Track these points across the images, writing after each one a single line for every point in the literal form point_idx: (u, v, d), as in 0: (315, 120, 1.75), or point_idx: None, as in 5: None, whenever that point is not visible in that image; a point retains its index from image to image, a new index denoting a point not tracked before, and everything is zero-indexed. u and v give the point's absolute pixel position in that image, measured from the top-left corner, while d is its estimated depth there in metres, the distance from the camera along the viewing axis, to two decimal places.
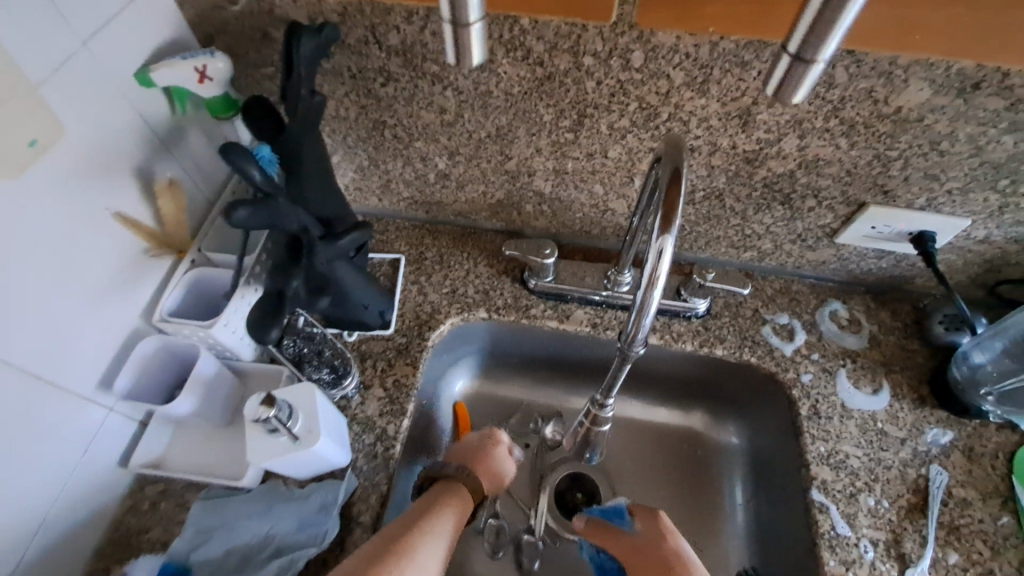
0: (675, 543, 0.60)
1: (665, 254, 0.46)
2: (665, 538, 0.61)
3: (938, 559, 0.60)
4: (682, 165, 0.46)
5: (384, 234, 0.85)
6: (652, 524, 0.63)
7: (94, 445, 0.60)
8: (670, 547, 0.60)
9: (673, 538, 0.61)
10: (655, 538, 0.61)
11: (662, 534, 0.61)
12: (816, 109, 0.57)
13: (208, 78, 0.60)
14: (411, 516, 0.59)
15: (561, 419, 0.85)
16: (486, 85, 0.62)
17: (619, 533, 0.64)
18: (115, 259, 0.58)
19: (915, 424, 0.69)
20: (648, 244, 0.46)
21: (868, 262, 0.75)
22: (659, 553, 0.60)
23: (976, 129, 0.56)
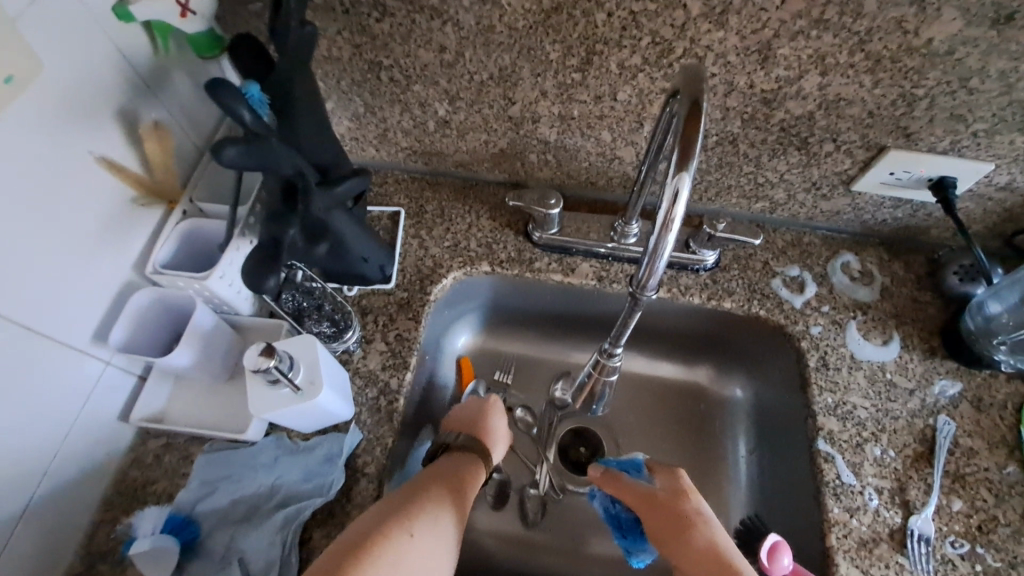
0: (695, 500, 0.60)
1: (681, 195, 0.43)
2: (685, 493, 0.61)
3: (942, 506, 0.60)
4: (702, 98, 0.43)
5: (382, 187, 0.82)
6: (672, 480, 0.63)
7: (93, 397, 0.59)
8: (690, 502, 0.60)
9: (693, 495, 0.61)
10: (674, 492, 0.61)
11: (682, 489, 0.61)
12: (842, 42, 0.53)
13: (191, 10, 0.56)
14: (422, 482, 0.59)
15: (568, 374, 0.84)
16: (488, 20, 0.58)
17: (634, 484, 0.64)
18: (102, 208, 0.56)
19: (924, 375, 0.68)
20: (664, 184, 0.43)
21: (884, 212, 0.73)
22: (677, 505, 0.60)
23: (1009, 63, 0.53)
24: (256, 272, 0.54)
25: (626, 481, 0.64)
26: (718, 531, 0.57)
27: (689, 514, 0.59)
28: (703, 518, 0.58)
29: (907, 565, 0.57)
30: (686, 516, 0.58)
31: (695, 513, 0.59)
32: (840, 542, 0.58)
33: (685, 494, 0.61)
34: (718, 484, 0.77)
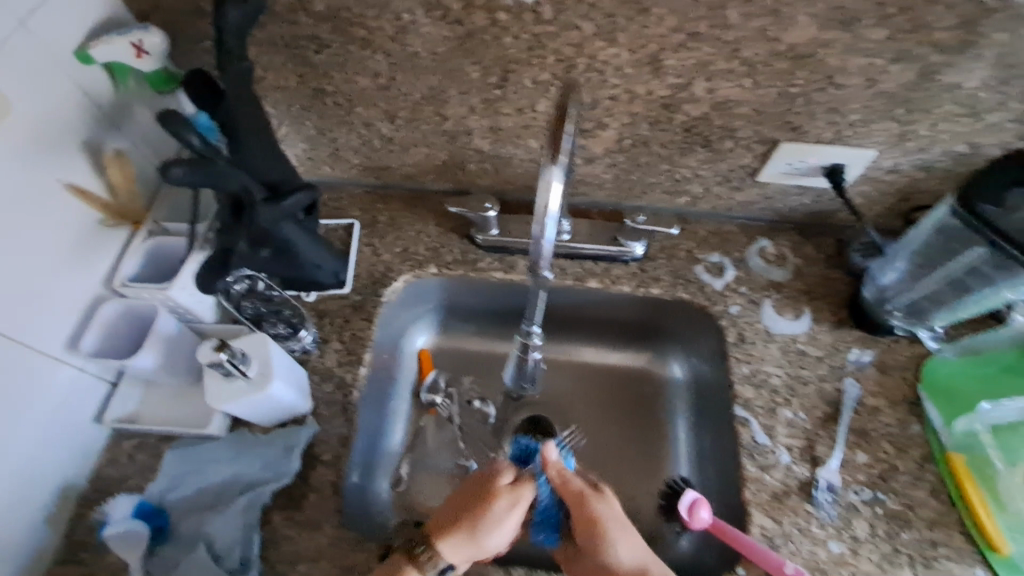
0: (616, 515, 0.60)
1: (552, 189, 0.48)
2: (608, 508, 0.60)
3: (847, 459, 0.66)
4: (568, 100, 0.48)
5: (338, 202, 0.89)
6: (601, 492, 0.61)
7: (67, 402, 0.65)
8: (611, 520, 0.60)
9: (615, 507, 0.60)
10: (602, 507, 0.60)
11: (607, 504, 0.60)
12: (718, 51, 0.61)
13: (145, 52, 0.62)
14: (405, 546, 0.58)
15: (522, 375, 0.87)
16: (412, 47, 0.66)
17: (571, 481, 0.61)
18: (70, 228, 0.63)
19: (833, 343, 0.74)
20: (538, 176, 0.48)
21: (791, 199, 0.80)
22: (601, 522, 0.59)
23: (864, 60, 0.59)
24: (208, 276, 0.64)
25: (566, 476, 0.62)
26: (637, 553, 0.59)
27: (611, 539, 0.59)
28: (621, 541, 0.59)
29: (814, 513, 0.64)
30: (610, 535, 0.59)
31: (617, 537, 0.59)
32: (754, 496, 0.65)
33: (609, 510, 0.60)
34: (659, 459, 0.84)
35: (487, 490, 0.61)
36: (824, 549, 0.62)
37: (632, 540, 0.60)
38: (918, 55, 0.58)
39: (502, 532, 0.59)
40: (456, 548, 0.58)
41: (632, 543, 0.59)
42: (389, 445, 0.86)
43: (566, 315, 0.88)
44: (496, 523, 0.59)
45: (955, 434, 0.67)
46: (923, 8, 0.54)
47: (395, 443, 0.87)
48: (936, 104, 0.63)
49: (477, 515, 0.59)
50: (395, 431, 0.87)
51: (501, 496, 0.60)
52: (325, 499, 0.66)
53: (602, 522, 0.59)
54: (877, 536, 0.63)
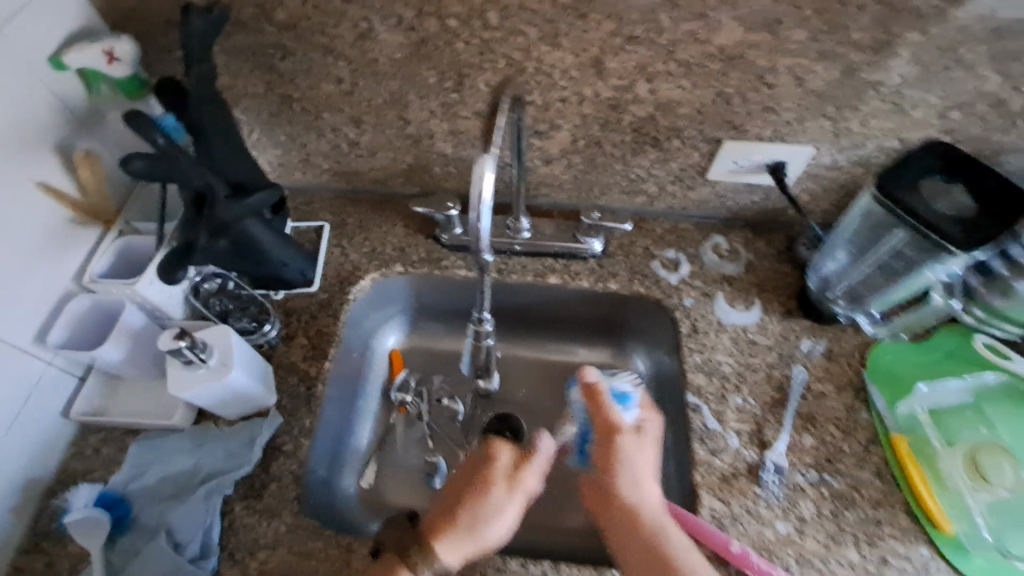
0: (641, 454, 0.62)
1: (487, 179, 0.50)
2: (638, 444, 0.63)
3: (794, 442, 0.69)
4: (500, 101, 0.53)
5: (309, 206, 0.92)
6: (636, 431, 0.63)
7: (35, 395, 0.67)
8: (633, 457, 0.62)
9: (644, 449, 0.63)
10: (631, 442, 0.63)
11: (636, 441, 0.63)
12: (654, 53, 0.65)
13: (117, 59, 0.66)
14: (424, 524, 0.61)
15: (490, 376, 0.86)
16: (372, 53, 0.70)
17: (615, 412, 0.64)
18: (41, 225, 0.65)
19: (782, 333, 0.77)
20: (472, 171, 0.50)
21: (742, 197, 0.83)
22: (622, 453, 0.62)
23: (790, 60, 0.64)
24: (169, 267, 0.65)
25: (610, 405, 0.64)
26: (645, 495, 0.61)
27: (626, 474, 0.62)
28: (636, 479, 0.62)
29: (761, 494, 0.65)
30: (626, 471, 0.62)
31: (633, 475, 0.62)
32: (704, 479, 0.66)
33: (637, 447, 0.63)
34: None
35: (488, 477, 0.64)
36: (771, 529, 0.63)
37: (647, 484, 0.62)
38: (839, 54, 0.62)
39: (502, 517, 0.63)
40: (455, 541, 0.60)
41: (646, 487, 0.62)
42: (356, 443, 0.85)
43: (529, 313, 0.91)
44: (496, 508, 0.63)
45: (898, 417, 0.69)
46: (837, 10, 0.58)
47: (361, 441, 0.85)
48: (861, 101, 0.67)
49: (478, 504, 0.62)
50: (363, 430, 0.86)
51: (498, 483, 0.64)
52: (285, 488, 0.67)
53: (623, 455, 0.62)
54: (823, 516, 0.64)
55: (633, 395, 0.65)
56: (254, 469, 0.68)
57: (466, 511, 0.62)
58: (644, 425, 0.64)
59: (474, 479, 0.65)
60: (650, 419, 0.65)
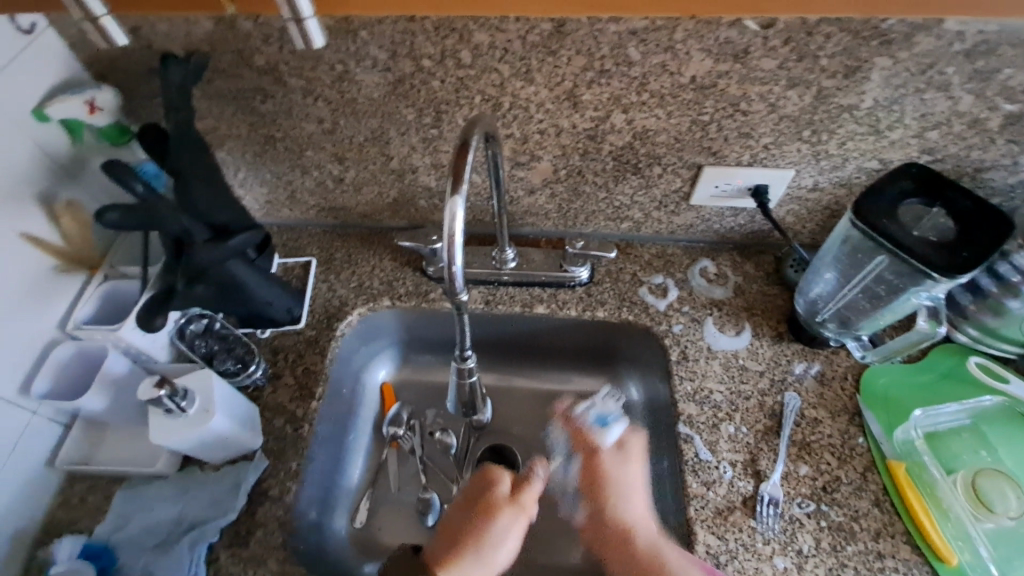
0: (625, 472, 0.63)
1: (459, 217, 0.51)
2: (620, 465, 0.64)
3: (790, 472, 0.67)
4: (468, 138, 0.52)
5: (296, 242, 0.91)
6: (618, 451, 0.64)
7: (20, 445, 0.66)
8: (620, 477, 0.63)
9: (627, 468, 0.63)
10: (612, 461, 0.64)
11: (620, 459, 0.64)
12: (627, 86, 0.65)
13: (98, 108, 0.68)
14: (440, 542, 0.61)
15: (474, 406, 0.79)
16: (350, 93, 0.70)
17: (596, 438, 0.64)
18: (26, 275, 0.66)
19: (773, 357, 0.76)
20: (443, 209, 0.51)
21: (727, 220, 0.83)
22: (608, 473, 0.63)
23: (762, 88, 0.64)
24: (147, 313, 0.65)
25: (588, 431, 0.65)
26: (636, 516, 0.62)
27: (615, 495, 0.63)
28: (623, 499, 0.63)
29: (758, 528, 0.63)
30: (610, 489, 0.63)
31: (622, 494, 0.63)
32: (698, 513, 0.64)
33: (619, 466, 0.64)
34: None
35: (490, 503, 0.63)
36: (769, 565, 0.61)
37: (632, 500, 0.63)
38: (810, 80, 0.63)
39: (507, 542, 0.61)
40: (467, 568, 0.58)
41: (633, 504, 0.63)
42: (348, 481, 0.82)
43: (518, 342, 0.89)
44: (500, 534, 0.61)
45: (896, 444, 0.68)
46: (803, 39, 0.59)
47: (354, 478, 0.83)
48: (838, 124, 0.67)
49: (482, 529, 0.61)
50: (355, 466, 0.84)
51: (503, 506, 0.63)
52: (271, 534, 0.66)
53: (609, 474, 0.63)
54: (822, 550, 0.62)
55: (616, 417, 0.65)
56: (240, 515, 0.67)
57: (467, 538, 0.60)
58: (625, 441, 0.65)
59: (474, 508, 0.63)
60: (633, 439, 0.65)
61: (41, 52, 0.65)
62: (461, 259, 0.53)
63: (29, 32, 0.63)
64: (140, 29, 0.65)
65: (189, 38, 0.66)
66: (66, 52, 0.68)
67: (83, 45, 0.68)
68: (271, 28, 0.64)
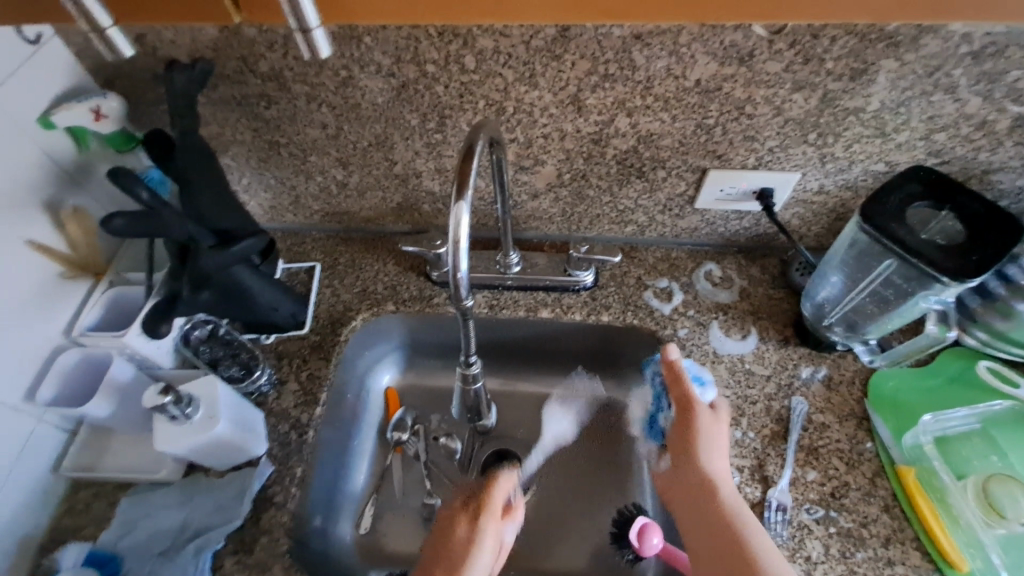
0: (716, 428, 0.64)
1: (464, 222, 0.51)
2: (714, 422, 0.65)
3: (797, 477, 0.66)
4: (474, 143, 0.52)
5: (300, 247, 0.91)
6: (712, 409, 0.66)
7: (26, 452, 0.66)
8: (712, 432, 0.64)
9: (722, 430, 0.65)
10: (709, 416, 0.65)
11: (714, 419, 0.65)
12: (631, 90, 0.65)
13: (104, 116, 0.68)
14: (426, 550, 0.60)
15: (474, 414, 0.78)
16: (354, 99, 0.70)
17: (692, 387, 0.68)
18: (32, 283, 0.66)
19: (779, 361, 0.75)
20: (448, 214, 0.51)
21: (732, 223, 0.82)
22: (700, 428, 0.64)
23: (767, 91, 0.64)
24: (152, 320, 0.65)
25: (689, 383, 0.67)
26: (719, 473, 0.62)
27: (708, 450, 0.63)
28: (711, 453, 0.63)
29: (766, 534, 0.63)
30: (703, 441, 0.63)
31: (710, 449, 0.63)
32: None
33: (713, 420, 0.65)
34: (620, 484, 0.82)
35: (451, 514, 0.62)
36: None
37: (717, 457, 0.63)
38: (816, 83, 0.62)
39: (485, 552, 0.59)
40: None
41: (715, 460, 0.63)
42: (353, 487, 0.82)
43: (523, 347, 0.89)
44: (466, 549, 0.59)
45: (904, 448, 0.67)
46: (809, 42, 0.59)
47: (358, 483, 0.83)
48: (844, 127, 0.67)
49: (445, 541, 0.59)
50: (359, 472, 0.83)
51: (461, 517, 0.61)
52: (276, 541, 0.66)
53: (699, 429, 0.64)
54: (832, 556, 0.62)
55: (709, 382, 0.70)
56: (244, 522, 0.67)
57: (434, 551, 0.59)
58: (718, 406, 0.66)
59: (441, 519, 0.63)
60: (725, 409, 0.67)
61: (47, 61, 0.65)
62: (466, 265, 0.53)
63: (35, 42, 0.63)
64: (145, 36, 0.65)
65: (194, 45, 0.66)
66: (71, 60, 0.68)
67: (88, 53, 0.68)
68: (275, 35, 0.64)
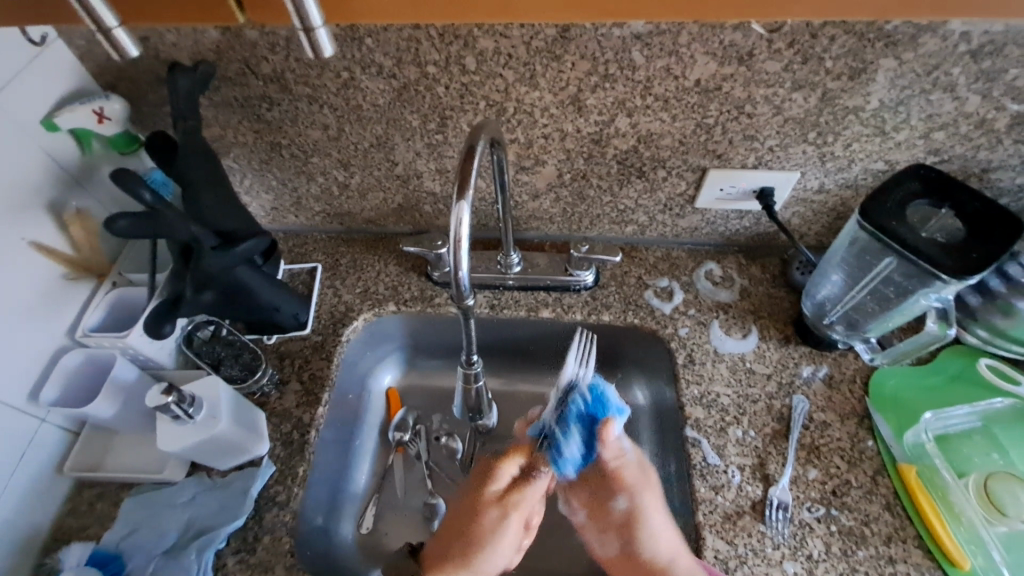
0: (653, 499, 0.60)
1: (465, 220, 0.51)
2: (649, 494, 0.61)
3: (799, 476, 0.66)
4: (475, 144, 0.52)
5: (302, 247, 0.91)
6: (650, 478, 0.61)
7: (30, 452, 0.66)
8: (649, 509, 0.60)
9: (654, 497, 0.61)
10: (643, 486, 0.60)
11: (645, 486, 0.61)
12: (631, 90, 0.66)
13: (107, 118, 0.69)
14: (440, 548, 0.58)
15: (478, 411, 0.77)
16: (356, 100, 0.71)
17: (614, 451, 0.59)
18: (36, 284, 0.67)
19: (780, 360, 0.75)
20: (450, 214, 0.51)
21: (732, 223, 0.83)
22: (642, 509, 0.59)
23: (767, 90, 0.64)
24: (155, 321, 0.65)
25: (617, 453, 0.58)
26: (670, 552, 0.58)
27: (648, 527, 0.59)
28: (653, 531, 0.59)
29: (767, 532, 0.63)
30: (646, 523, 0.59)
31: (652, 527, 0.59)
32: (707, 518, 0.64)
33: (654, 499, 0.60)
34: None
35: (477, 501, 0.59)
36: (779, 570, 0.61)
37: (662, 530, 0.59)
38: (815, 82, 0.63)
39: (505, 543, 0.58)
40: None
41: (664, 536, 0.59)
42: (354, 487, 0.82)
43: (524, 347, 0.89)
44: (486, 536, 0.57)
45: (905, 446, 0.67)
46: (808, 42, 0.59)
47: (360, 483, 0.83)
48: (844, 126, 0.67)
49: (469, 528, 0.57)
50: (361, 472, 0.83)
51: (490, 505, 0.58)
52: (278, 541, 0.66)
53: (642, 511, 0.59)
54: (833, 554, 0.62)
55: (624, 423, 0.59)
56: (247, 522, 0.67)
57: (459, 538, 0.57)
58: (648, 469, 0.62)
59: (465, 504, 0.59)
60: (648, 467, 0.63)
61: (50, 63, 0.66)
62: (467, 264, 0.53)
63: (39, 44, 0.64)
64: (148, 39, 0.66)
65: (196, 47, 0.66)
66: (75, 63, 0.69)
67: (91, 55, 0.69)
68: (277, 37, 0.65)
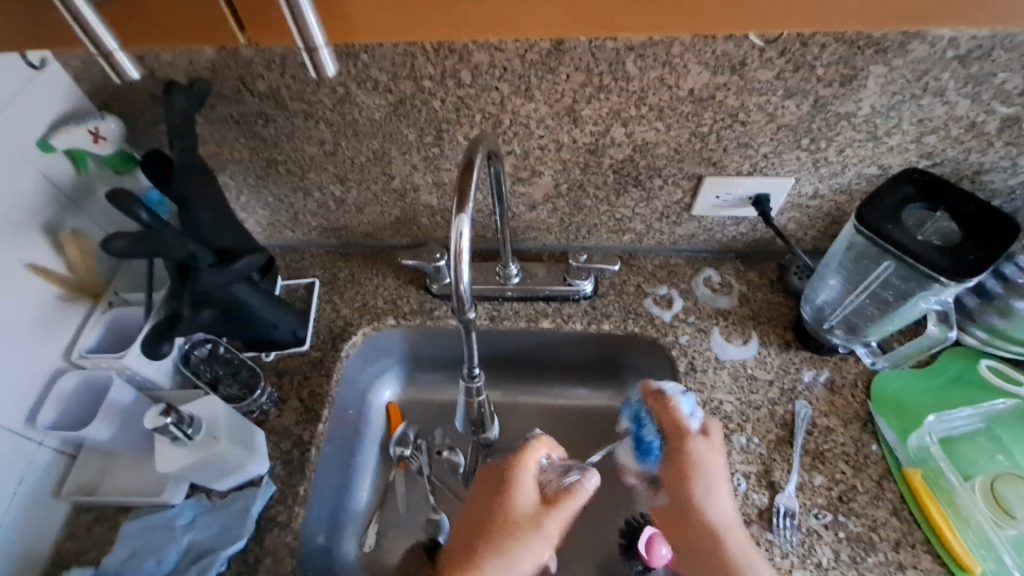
0: (713, 456, 0.62)
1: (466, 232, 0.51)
2: (709, 449, 0.63)
3: (804, 482, 0.66)
4: (472, 157, 0.52)
5: (300, 263, 0.91)
6: (705, 435, 0.63)
7: (26, 477, 0.65)
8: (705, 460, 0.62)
9: (713, 454, 0.62)
10: (700, 445, 0.62)
11: (706, 445, 0.63)
12: (625, 100, 0.66)
13: (102, 137, 0.69)
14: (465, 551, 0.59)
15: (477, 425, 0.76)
16: (352, 115, 0.71)
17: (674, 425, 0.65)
18: (32, 306, 0.66)
19: (781, 365, 0.75)
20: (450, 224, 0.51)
21: (729, 229, 0.83)
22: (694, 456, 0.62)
23: (760, 99, 0.65)
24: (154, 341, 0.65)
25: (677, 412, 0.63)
26: (723, 516, 0.60)
27: (702, 481, 0.61)
28: (707, 495, 0.61)
29: (775, 541, 0.62)
30: (695, 479, 0.61)
31: (708, 485, 0.61)
32: None
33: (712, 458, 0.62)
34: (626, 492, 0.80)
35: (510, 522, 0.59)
36: None
37: (718, 494, 0.61)
38: (807, 89, 0.63)
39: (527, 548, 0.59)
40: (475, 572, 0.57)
41: (721, 500, 0.61)
42: (356, 504, 0.81)
43: (524, 357, 0.89)
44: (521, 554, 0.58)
45: (910, 450, 0.67)
46: (799, 50, 0.60)
47: (361, 501, 0.82)
48: (836, 132, 0.68)
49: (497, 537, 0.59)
50: (362, 488, 0.82)
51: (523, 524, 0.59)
52: (279, 562, 0.65)
53: (696, 458, 0.62)
54: (842, 562, 0.61)
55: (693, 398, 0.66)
56: (248, 543, 0.66)
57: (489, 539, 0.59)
58: (711, 427, 0.64)
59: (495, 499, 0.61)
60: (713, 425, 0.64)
61: (46, 84, 0.66)
62: (468, 276, 0.53)
63: (37, 66, 0.64)
64: (142, 60, 0.66)
65: (191, 66, 0.67)
66: (70, 84, 0.69)
67: (87, 76, 0.69)
68: (272, 54, 0.65)
